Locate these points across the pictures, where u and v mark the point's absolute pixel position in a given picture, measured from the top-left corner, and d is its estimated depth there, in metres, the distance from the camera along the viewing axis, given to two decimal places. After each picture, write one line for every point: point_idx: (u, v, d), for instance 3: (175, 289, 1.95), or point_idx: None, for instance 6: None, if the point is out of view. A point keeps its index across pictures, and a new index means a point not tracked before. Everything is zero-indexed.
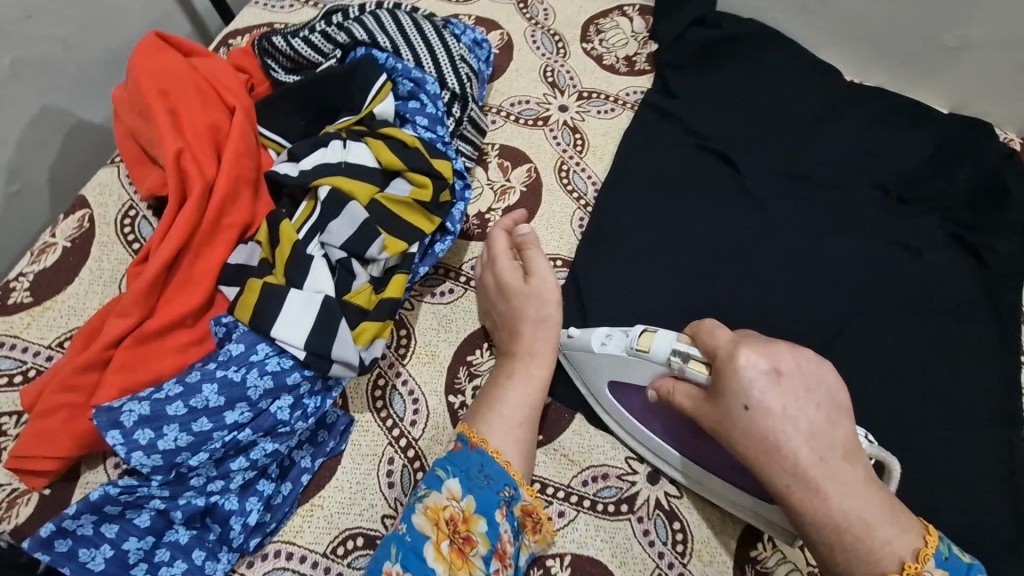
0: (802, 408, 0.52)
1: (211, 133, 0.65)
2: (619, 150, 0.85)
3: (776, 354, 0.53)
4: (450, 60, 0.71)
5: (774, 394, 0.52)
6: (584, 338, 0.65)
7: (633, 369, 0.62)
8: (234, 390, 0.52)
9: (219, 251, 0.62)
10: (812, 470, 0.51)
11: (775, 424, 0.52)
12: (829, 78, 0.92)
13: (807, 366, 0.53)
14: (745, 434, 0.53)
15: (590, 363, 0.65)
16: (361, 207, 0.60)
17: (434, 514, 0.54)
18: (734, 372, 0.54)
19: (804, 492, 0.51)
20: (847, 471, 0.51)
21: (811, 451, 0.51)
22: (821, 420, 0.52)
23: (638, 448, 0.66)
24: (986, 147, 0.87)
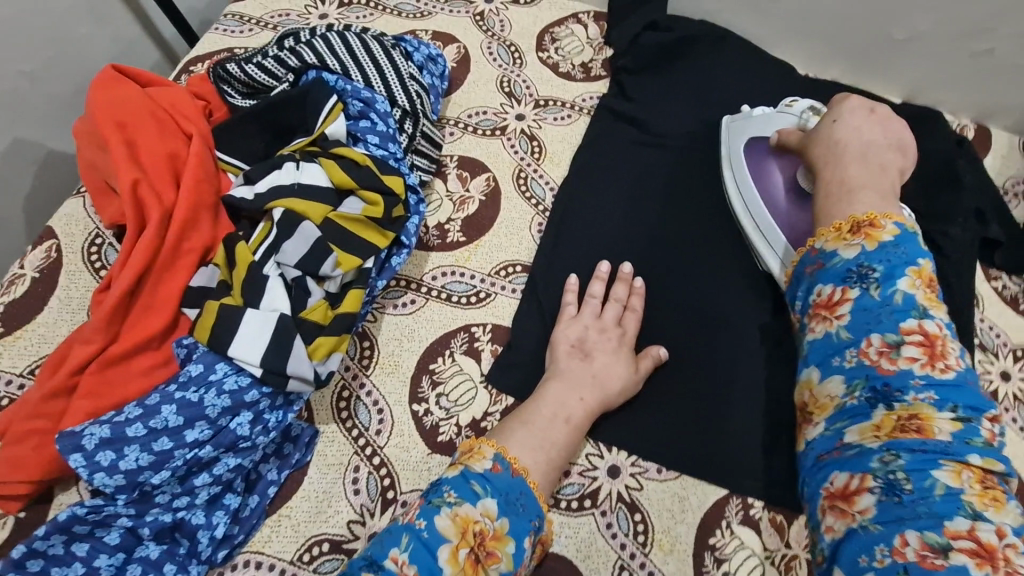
0: (873, 128, 0.67)
1: (169, 161, 0.68)
2: (576, 155, 0.87)
3: (876, 104, 0.70)
4: (399, 79, 0.73)
5: (862, 119, 0.68)
6: (745, 111, 0.83)
7: (772, 121, 0.81)
8: (193, 410, 0.55)
9: (182, 275, 0.65)
10: (846, 163, 0.65)
11: (843, 133, 0.67)
12: (782, 75, 0.94)
13: (903, 129, 0.68)
14: (819, 138, 0.69)
15: (742, 126, 0.84)
16: (314, 226, 0.63)
17: (464, 523, 0.54)
18: (837, 107, 0.70)
19: (829, 163, 0.66)
20: (880, 175, 0.64)
21: (858, 146, 0.66)
22: (885, 146, 0.66)
23: (745, 219, 0.80)
24: (937, 134, 0.89)
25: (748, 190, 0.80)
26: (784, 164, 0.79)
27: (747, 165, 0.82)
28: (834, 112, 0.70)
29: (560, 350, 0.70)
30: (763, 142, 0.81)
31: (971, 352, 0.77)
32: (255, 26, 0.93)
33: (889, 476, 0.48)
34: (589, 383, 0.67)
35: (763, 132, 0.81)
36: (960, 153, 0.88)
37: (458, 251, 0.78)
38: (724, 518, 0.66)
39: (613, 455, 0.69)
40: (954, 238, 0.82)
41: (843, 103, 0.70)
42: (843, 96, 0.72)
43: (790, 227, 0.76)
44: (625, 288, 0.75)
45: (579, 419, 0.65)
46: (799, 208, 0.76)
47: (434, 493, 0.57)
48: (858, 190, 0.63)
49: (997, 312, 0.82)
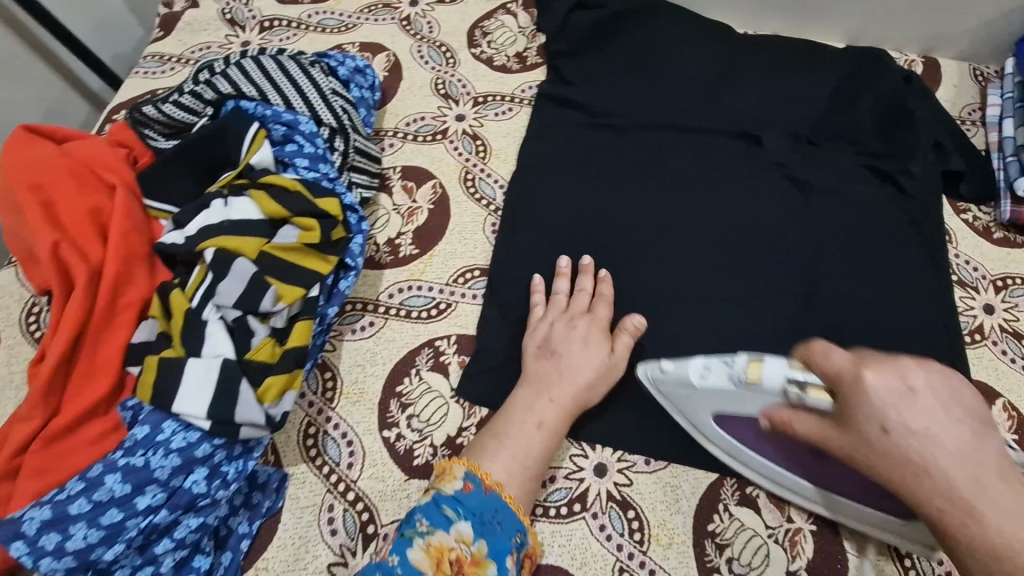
0: (942, 423, 0.46)
1: (92, 217, 0.64)
2: (522, 148, 0.84)
3: (903, 368, 0.48)
4: (321, 96, 0.70)
5: (917, 415, 0.46)
6: (678, 374, 0.61)
7: (742, 400, 0.58)
8: (139, 475, 0.51)
9: (121, 333, 0.61)
10: (970, 498, 0.44)
11: (922, 445, 0.45)
12: (721, 36, 0.92)
13: (937, 373, 0.48)
14: (877, 452, 0.47)
15: (689, 401, 0.62)
16: (249, 262, 0.60)
17: (438, 553, 0.53)
18: (862, 394, 0.48)
19: (958, 517, 0.44)
20: (991, 457, 0.45)
21: (963, 472, 0.44)
22: (963, 434, 0.46)
23: (743, 466, 0.64)
24: (884, 73, 0.87)
25: (744, 452, 0.62)
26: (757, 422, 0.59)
27: (730, 435, 0.62)
28: (877, 419, 0.47)
29: (528, 354, 0.67)
30: (739, 420, 0.61)
31: (949, 290, 0.75)
32: (176, 63, 0.90)
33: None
34: (562, 381, 0.64)
35: (736, 409, 0.59)
36: (911, 89, 0.86)
37: (413, 264, 0.75)
38: (721, 501, 0.64)
39: (598, 452, 0.66)
40: (916, 176, 0.80)
41: (873, 407, 0.47)
42: (846, 358, 0.50)
43: (812, 470, 0.61)
44: (590, 278, 0.72)
45: (553, 422, 0.62)
46: (819, 458, 0.59)
47: (407, 525, 0.55)
48: (986, 480, 0.44)
49: (971, 245, 0.80)
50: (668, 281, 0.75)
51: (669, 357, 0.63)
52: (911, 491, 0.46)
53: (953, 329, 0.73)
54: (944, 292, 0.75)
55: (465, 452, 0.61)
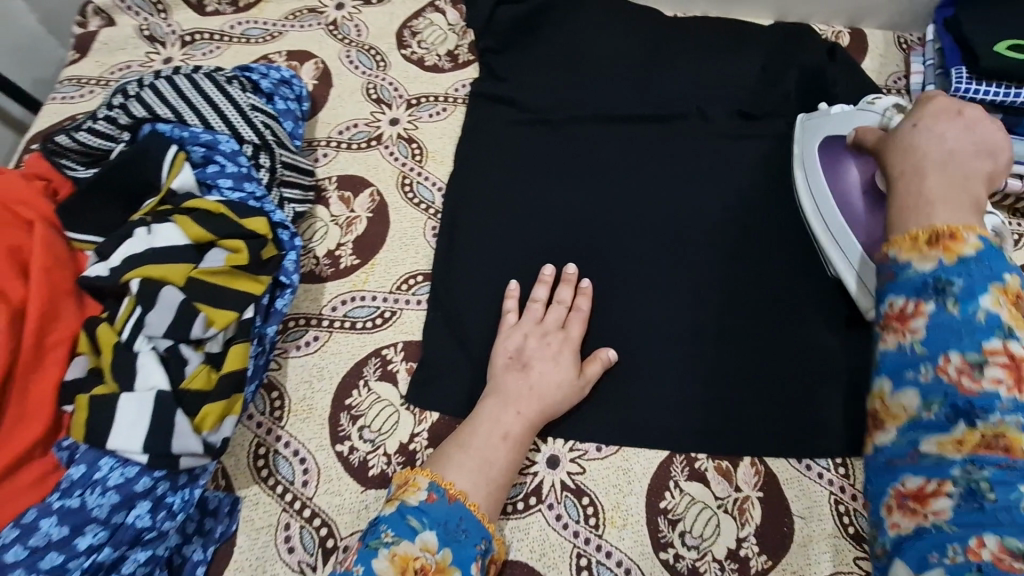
0: (957, 133, 0.58)
1: (10, 254, 0.62)
2: (458, 148, 0.84)
3: (976, 110, 0.59)
4: (241, 112, 0.69)
5: (953, 125, 0.58)
6: (822, 108, 0.79)
7: (846, 120, 0.75)
8: (76, 516, 0.50)
9: (52, 372, 0.61)
10: (929, 179, 0.55)
11: (922, 142, 0.58)
12: (649, 21, 0.93)
13: (995, 126, 0.58)
14: (895, 144, 0.60)
15: (817, 127, 0.79)
16: (176, 289, 0.59)
17: (402, 562, 0.52)
18: (920, 107, 0.62)
19: (911, 176, 0.56)
20: (963, 189, 0.54)
21: (939, 156, 0.56)
22: (967, 148, 0.57)
23: (817, 222, 0.75)
24: (808, 50, 0.89)
25: (825, 200, 0.75)
26: (863, 164, 0.72)
27: (823, 170, 0.76)
28: (918, 119, 0.61)
29: (498, 364, 0.67)
30: (838, 145, 0.76)
31: None
32: (95, 86, 0.87)
33: (940, 287, 0.48)
34: (534, 398, 0.65)
35: (842, 130, 0.75)
36: (832, 63, 0.88)
37: (354, 275, 0.75)
38: (672, 479, 0.66)
39: (551, 444, 0.67)
40: None
41: (922, 113, 0.61)
42: (932, 96, 0.63)
43: (867, 235, 0.70)
44: (568, 290, 0.72)
45: (517, 434, 0.63)
46: (874, 212, 0.70)
47: (371, 535, 0.55)
48: (930, 170, 0.56)
49: None
50: (610, 269, 0.76)
51: (823, 105, 0.80)
52: (898, 187, 0.57)
53: None
54: None
55: (427, 463, 0.62)
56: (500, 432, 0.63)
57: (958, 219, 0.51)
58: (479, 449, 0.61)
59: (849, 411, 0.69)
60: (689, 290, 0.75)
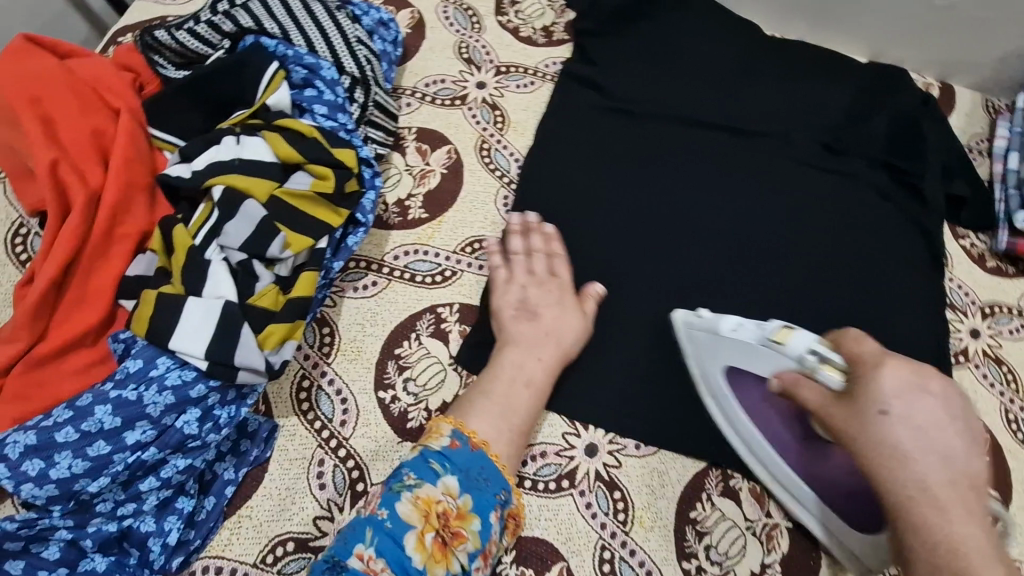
0: (924, 418, 0.47)
1: (93, 139, 0.61)
2: (540, 124, 0.83)
3: (923, 378, 0.49)
4: (345, 43, 0.68)
5: (910, 415, 0.48)
6: (710, 322, 0.63)
7: (761, 358, 0.58)
8: (131, 409, 0.50)
9: (115, 264, 0.59)
10: (908, 476, 0.47)
11: (899, 432, 0.48)
12: (749, 35, 0.92)
13: (945, 413, 0.48)
14: (865, 433, 0.49)
15: (710, 349, 0.64)
16: (258, 204, 0.58)
17: (426, 506, 0.54)
18: (873, 378, 0.49)
19: (923, 504, 0.46)
20: (966, 489, 0.47)
21: (941, 478, 0.46)
22: (954, 446, 0.47)
23: (755, 463, 0.64)
24: (904, 93, 0.88)
25: (744, 427, 0.64)
26: (787, 414, 0.63)
27: (737, 398, 0.64)
28: (862, 383, 0.50)
29: (505, 316, 0.67)
30: (749, 378, 0.63)
31: (940, 312, 0.77)
32: None
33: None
34: (545, 342, 0.65)
35: (748, 366, 0.61)
36: (925, 112, 0.87)
37: (420, 228, 0.74)
38: (705, 490, 0.65)
39: (591, 433, 0.66)
40: (924, 195, 0.82)
41: (869, 388, 0.49)
42: (853, 341, 0.53)
43: (818, 478, 0.61)
44: (541, 238, 0.72)
45: (540, 382, 0.64)
46: (825, 460, 0.61)
47: (394, 479, 0.55)
48: (957, 474, 0.46)
49: (965, 270, 0.82)
50: (674, 273, 0.76)
51: (709, 310, 0.65)
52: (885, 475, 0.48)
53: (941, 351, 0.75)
54: (934, 313, 0.77)
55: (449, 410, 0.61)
56: (522, 380, 0.63)
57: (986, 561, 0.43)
58: (501, 398, 0.61)
59: None
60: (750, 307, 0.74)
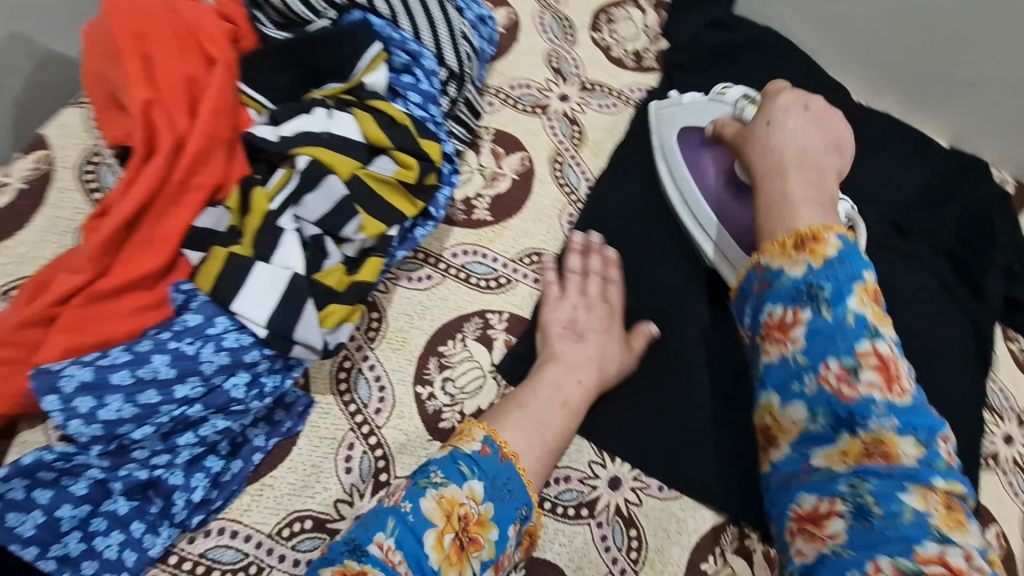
0: (809, 132, 0.64)
1: (186, 85, 0.61)
2: (617, 148, 0.82)
3: (808, 96, 0.66)
4: (450, 36, 0.68)
5: (796, 119, 0.64)
6: (676, 98, 0.81)
7: (706, 111, 0.77)
8: (186, 363, 0.50)
9: (186, 213, 0.59)
10: (794, 176, 0.61)
11: (782, 135, 0.63)
12: (838, 98, 0.91)
13: (835, 118, 0.65)
14: (758, 138, 0.65)
15: (670, 121, 0.80)
16: (340, 181, 0.57)
17: (448, 506, 0.52)
18: (773, 103, 0.66)
19: (773, 177, 0.62)
20: (818, 184, 0.61)
21: (795, 155, 0.62)
22: (819, 147, 0.63)
23: (681, 204, 0.78)
24: (982, 186, 0.87)
25: (680, 172, 0.78)
26: (716, 155, 0.76)
27: (683, 159, 0.78)
28: (767, 117, 0.66)
29: (551, 332, 0.67)
30: (696, 131, 0.78)
31: (979, 412, 0.76)
32: None
33: (813, 294, 0.54)
34: (588, 365, 0.65)
35: (698, 123, 0.77)
36: (1000, 209, 0.85)
37: (483, 230, 0.73)
38: (719, 545, 0.65)
39: (616, 466, 0.66)
40: (983, 292, 0.81)
41: (772, 112, 0.66)
42: (780, 87, 0.68)
43: (733, 221, 0.74)
44: (600, 261, 0.73)
45: (576, 403, 0.63)
46: (739, 202, 0.73)
47: (420, 474, 0.54)
48: (807, 158, 0.62)
49: (1009, 373, 0.81)
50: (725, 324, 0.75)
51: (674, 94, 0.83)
52: (761, 183, 0.62)
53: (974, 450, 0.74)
54: (974, 410, 0.77)
55: (483, 416, 0.60)
56: (560, 400, 0.62)
57: (820, 221, 0.58)
58: (537, 416, 0.60)
59: None
60: None
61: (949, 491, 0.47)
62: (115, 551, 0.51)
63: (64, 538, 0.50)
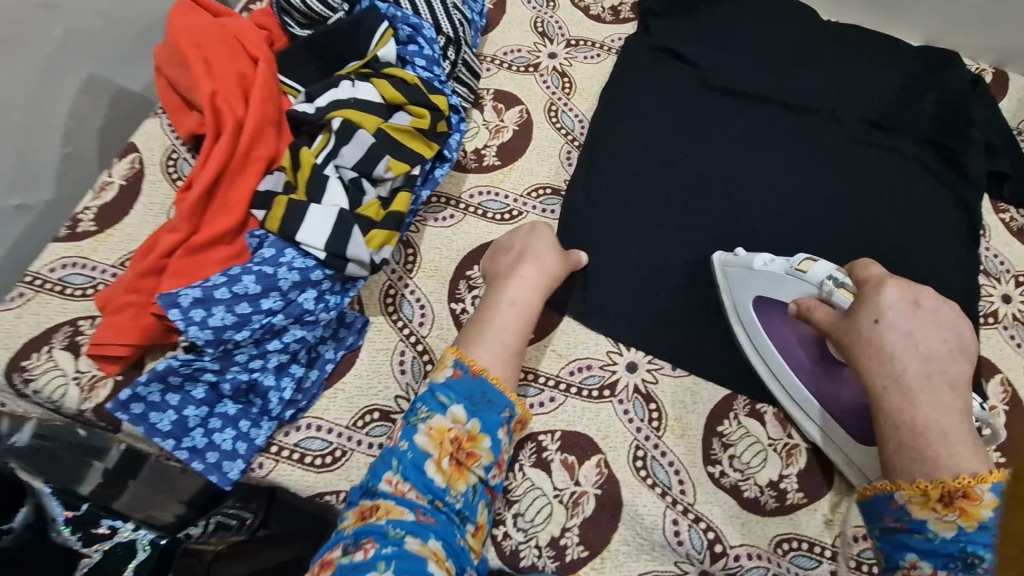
0: (926, 334, 0.55)
1: (239, 80, 0.75)
2: (603, 91, 0.93)
3: (917, 291, 0.57)
4: (444, 8, 0.81)
5: (908, 318, 0.56)
6: (744, 258, 0.72)
7: (787, 287, 0.68)
8: (268, 281, 0.65)
9: (250, 180, 0.72)
10: (922, 400, 0.52)
11: (896, 342, 0.55)
12: (805, 19, 0.98)
13: (947, 310, 0.56)
14: (862, 340, 0.57)
15: (744, 282, 0.73)
16: (368, 133, 0.70)
17: (438, 435, 0.60)
18: (875, 295, 0.58)
19: (897, 397, 0.53)
20: (948, 394, 0.53)
21: (920, 372, 0.53)
22: (945, 353, 0.54)
23: (764, 369, 0.73)
24: (954, 74, 0.92)
25: (765, 346, 0.72)
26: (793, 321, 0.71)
27: (760, 328, 0.72)
28: (871, 309, 0.57)
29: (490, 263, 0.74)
30: (776, 306, 0.71)
31: (973, 277, 0.82)
32: None
33: (970, 562, 0.49)
34: (529, 262, 0.72)
35: (775, 295, 0.70)
36: (973, 94, 0.91)
37: (493, 173, 0.85)
38: (732, 410, 0.73)
39: (632, 353, 0.76)
40: (968, 170, 0.87)
41: (874, 304, 0.57)
42: (879, 279, 0.60)
43: (830, 401, 0.68)
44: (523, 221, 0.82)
45: (529, 299, 0.70)
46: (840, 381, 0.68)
47: (410, 414, 0.62)
48: (936, 382, 0.53)
49: (1003, 242, 0.86)
50: (717, 227, 0.84)
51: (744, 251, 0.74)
52: (863, 367, 0.56)
53: (971, 312, 0.80)
54: (968, 277, 0.82)
55: (454, 341, 0.68)
56: (506, 299, 0.69)
57: (940, 424, 0.52)
58: (496, 322, 0.68)
59: None
60: None
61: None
62: (230, 443, 0.65)
63: (191, 431, 0.64)
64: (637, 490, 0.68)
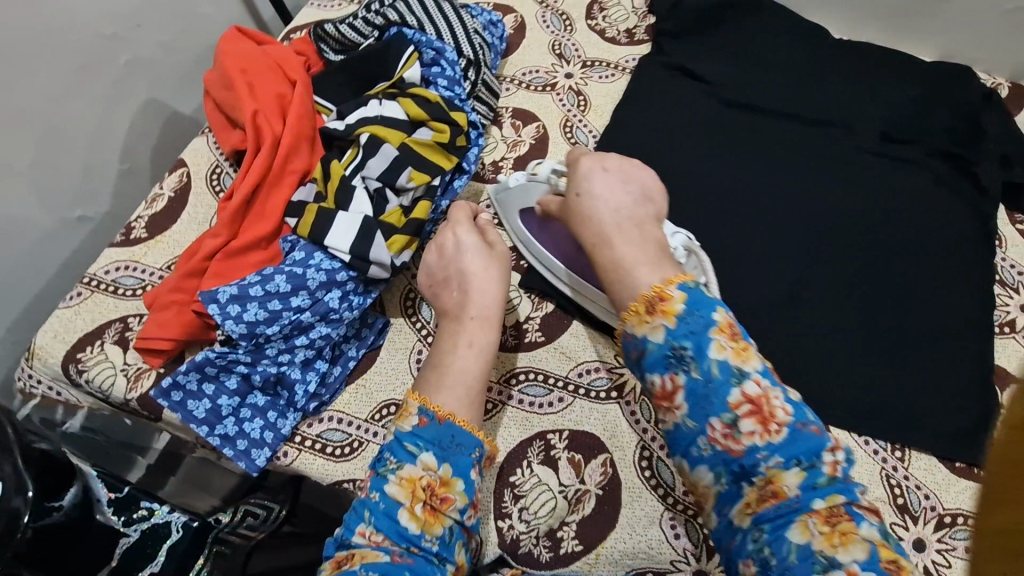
0: (615, 191, 0.69)
1: (278, 101, 0.82)
2: (616, 108, 0.97)
3: (605, 158, 0.72)
4: (466, 33, 0.87)
5: (598, 182, 0.69)
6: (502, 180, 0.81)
7: (530, 194, 0.79)
8: (298, 280, 0.70)
9: (285, 190, 0.79)
10: (617, 239, 0.66)
11: (595, 203, 0.68)
12: (816, 37, 1.01)
13: (638, 170, 0.71)
14: (575, 209, 0.70)
15: (507, 203, 0.82)
16: (393, 147, 0.76)
17: (409, 484, 0.59)
18: (577, 171, 0.71)
19: (601, 246, 0.67)
20: (634, 230, 0.67)
21: (613, 221, 0.67)
22: (625, 199, 0.69)
23: (540, 270, 0.81)
24: (969, 88, 0.93)
25: (544, 253, 0.80)
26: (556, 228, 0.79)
27: (535, 238, 0.81)
28: (577, 186, 0.70)
29: (440, 297, 0.73)
30: (533, 214, 0.81)
31: (988, 287, 0.82)
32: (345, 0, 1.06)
33: (679, 356, 0.58)
34: (479, 302, 0.70)
35: (527, 206, 0.80)
36: (986, 107, 0.91)
37: None
38: None
39: None
40: (981, 181, 0.87)
41: (579, 182, 0.70)
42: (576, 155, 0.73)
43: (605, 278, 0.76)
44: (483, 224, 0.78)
45: (481, 341, 0.69)
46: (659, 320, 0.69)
47: (378, 463, 0.62)
48: (624, 225, 0.67)
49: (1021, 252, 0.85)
50: (726, 237, 0.87)
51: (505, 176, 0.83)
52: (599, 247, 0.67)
53: (985, 321, 0.80)
54: (983, 287, 0.82)
55: (414, 386, 0.66)
56: (464, 342, 0.69)
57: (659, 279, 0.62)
58: (454, 367, 0.67)
59: (922, 415, 0.75)
60: (796, 273, 0.84)
61: (830, 510, 0.52)
62: (259, 432, 0.70)
63: (224, 419, 0.69)
64: (641, 490, 0.69)
